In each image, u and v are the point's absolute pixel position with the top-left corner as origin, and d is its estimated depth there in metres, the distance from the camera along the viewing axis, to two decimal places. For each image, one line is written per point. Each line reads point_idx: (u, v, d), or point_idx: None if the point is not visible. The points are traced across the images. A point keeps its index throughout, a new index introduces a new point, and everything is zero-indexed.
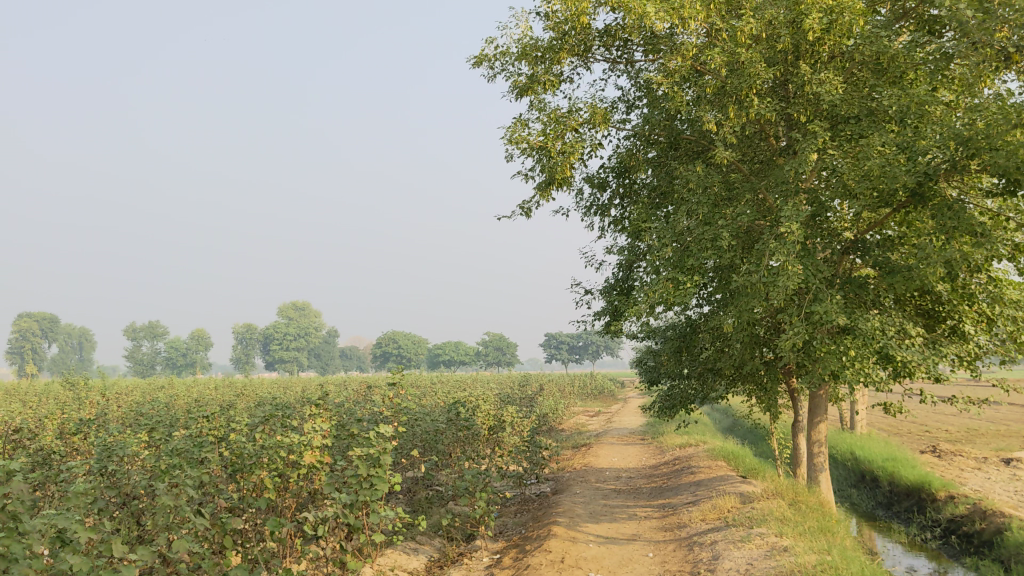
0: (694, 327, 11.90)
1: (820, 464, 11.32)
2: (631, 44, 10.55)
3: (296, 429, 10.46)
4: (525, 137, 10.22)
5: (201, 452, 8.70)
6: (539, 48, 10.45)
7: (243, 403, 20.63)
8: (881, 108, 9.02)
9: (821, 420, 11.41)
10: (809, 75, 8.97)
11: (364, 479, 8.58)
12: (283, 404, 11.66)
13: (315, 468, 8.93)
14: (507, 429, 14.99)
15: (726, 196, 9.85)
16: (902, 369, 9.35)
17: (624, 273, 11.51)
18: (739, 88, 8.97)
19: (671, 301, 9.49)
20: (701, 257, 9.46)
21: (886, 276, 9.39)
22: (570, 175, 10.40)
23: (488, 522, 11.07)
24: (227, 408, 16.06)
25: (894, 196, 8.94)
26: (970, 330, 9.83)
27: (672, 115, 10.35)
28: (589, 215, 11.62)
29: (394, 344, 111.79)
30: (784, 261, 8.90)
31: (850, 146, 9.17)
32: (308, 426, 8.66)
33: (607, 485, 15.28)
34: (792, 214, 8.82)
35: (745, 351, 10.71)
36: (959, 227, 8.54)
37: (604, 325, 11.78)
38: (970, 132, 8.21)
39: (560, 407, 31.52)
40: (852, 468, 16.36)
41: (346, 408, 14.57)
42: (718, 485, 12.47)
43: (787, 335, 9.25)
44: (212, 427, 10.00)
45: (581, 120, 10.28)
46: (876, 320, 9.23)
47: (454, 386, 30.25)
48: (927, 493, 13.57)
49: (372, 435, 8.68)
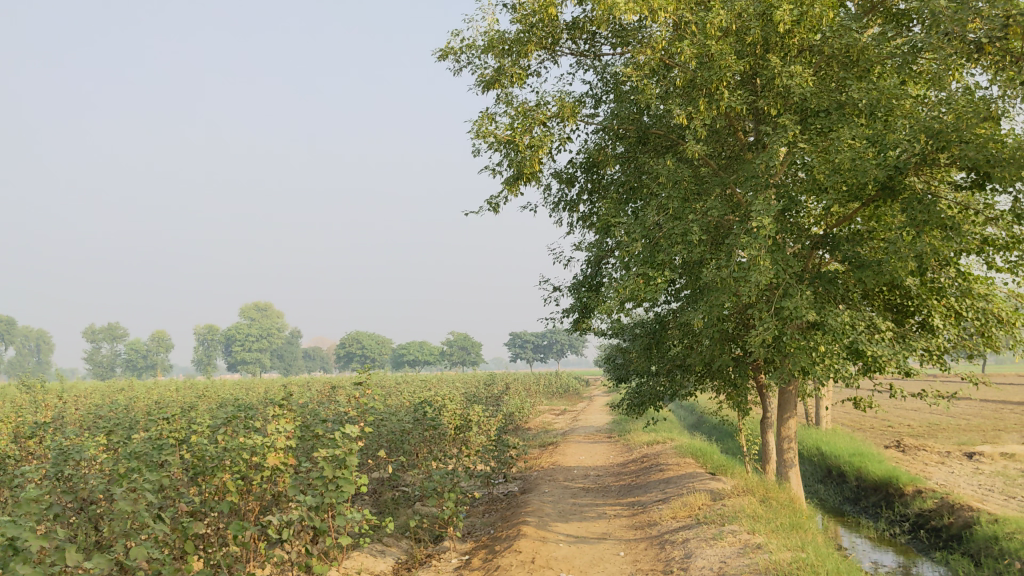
0: (663, 324, 11.81)
1: (789, 460, 11.27)
2: (598, 37, 10.43)
3: (258, 430, 10.21)
4: (492, 131, 10.05)
5: (162, 454, 8.43)
6: (506, 40, 10.32)
7: (207, 405, 20.28)
8: (850, 101, 9.00)
9: (791, 416, 11.37)
10: (779, 68, 8.85)
11: (330, 481, 8.38)
12: (245, 405, 11.38)
13: (280, 470, 8.71)
14: (474, 429, 14.81)
15: (696, 191, 9.76)
16: (872, 364, 9.31)
17: (592, 269, 11.38)
18: (709, 81, 8.87)
19: (641, 297, 9.39)
20: (670, 252, 9.36)
21: (856, 270, 9.28)
22: (538, 169, 10.26)
23: (456, 522, 10.90)
24: (188, 409, 15.73)
25: (864, 189, 8.91)
26: (938, 324, 9.84)
27: (641, 109, 10.25)
28: (557, 211, 11.50)
29: (358, 344, 110.97)
30: (755, 256, 8.81)
31: (820, 140, 9.10)
32: (271, 426, 8.43)
33: (576, 484, 15.17)
34: (764, 208, 8.73)
35: (714, 348, 10.63)
36: (929, 221, 8.54)
37: (572, 322, 11.65)
38: (941, 124, 8.25)
39: (527, 406, 31.37)
40: (819, 464, 16.40)
41: (310, 408, 14.30)
42: (687, 482, 12.40)
43: (757, 331, 9.16)
44: (172, 429, 9.71)
45: (549, 114, 10.14)
46: (846, 315, 9.17)
47: (419, 386, 29.97)
48: (894, 488, 13.61)
49: (337, 436, 8.45)
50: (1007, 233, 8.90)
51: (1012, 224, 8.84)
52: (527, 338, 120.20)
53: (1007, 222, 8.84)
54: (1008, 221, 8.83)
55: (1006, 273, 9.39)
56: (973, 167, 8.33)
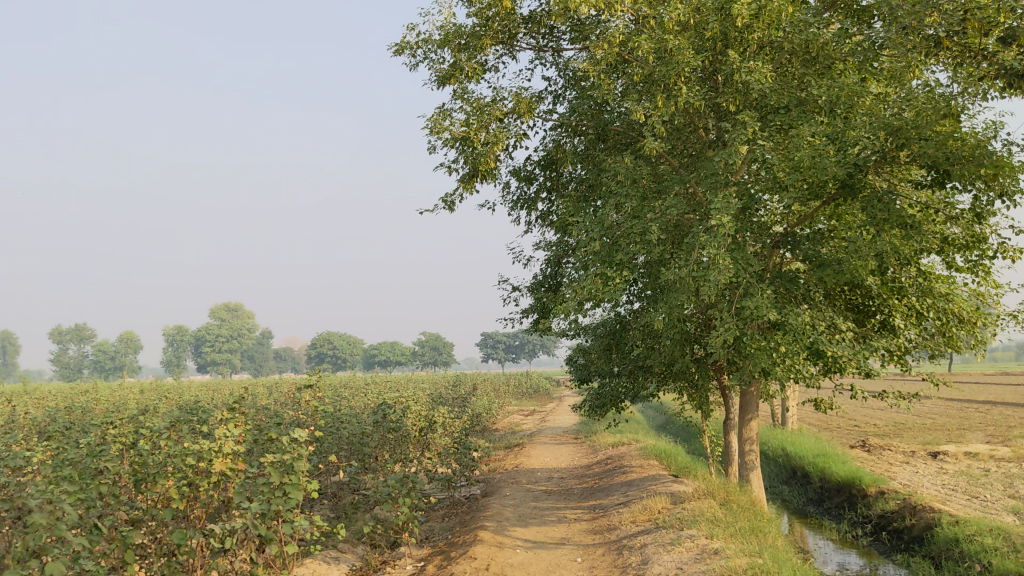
0: (624, 324, 11.64)
1: (751, 462, 11.12)
2: (557, 32, 10.22)
3: (207, 434, 9.90)
4: (447, 127, 9.81)
5: (101, 461, 8.12)
6: (462, 35, 10.10)
7: (165, 408, 19.87)
8: (810, 98, 8.84)
9: (753, 417, 11.21)
10: (737, 63, 8.67)
11: (277, 487, 8.06)
12: (196, 408, 11.06)
13: (226, 476, 8.42)
14: (435, 432, 14.57)
15: (655, 189, 9.57)
16: (833, 365, 9.17)
17: (551, 268, 11.18)
18: (667, 76, 8.68)
19: (599, 298, 9.18)
20: (629, 251, 9.17)
21: (816, 270, 9.14)
22: (495, 166, 10.05)
23: (412, 528, 10.65)
24: (142, 413, 15.34)
25: (824, 187, 8.78)
26: (900, 323, 9.74)
27: (600, 105, 10.07)
28: (516, 210, 11.27)
29: (329, 346, 110.13)
30: (714, 255, 8.63)
31: (780, 137, 8.95)
32: (219, 430, 8.09)
33: (539, 486, 14.97)
34: (723, 206, 8.55)
35: (675, 348, 10.45)
36: (889, 220, 8.42)
37: (532, 322, 11.45)
38: (900, 121, 8.13)
39: (495, 407, 31.17)
40: (784, 464, 16.29)
41: (268, 411, 13.99)
42: (649, 485, 12.22)
43: (717, 332, 8.98)
44: (116, 433, 9.39)
45: (506, 110, 9.92)
46: (807, 315, 9.02)
47: (386, 386, 29.74)
48: (857, 489, 13.52)
49: (286, 440, 8.08)
50: (967, 232, 8.81)
51: (972, 222, 8.74)
52: (499, 338, 120.00)
53: (967, 220, 8.74)
54: (968, 220, 8.73)
55: (967, 273, 9.30)
56: (933, 165, 8.22)
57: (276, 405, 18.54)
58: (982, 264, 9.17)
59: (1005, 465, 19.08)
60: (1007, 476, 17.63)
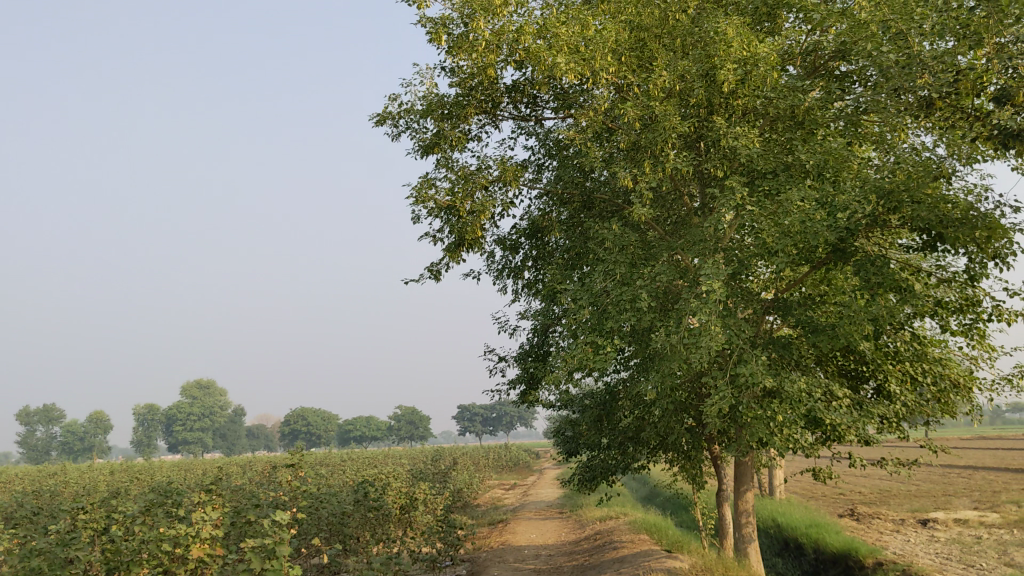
0: (614, 394, 11.39)
1: (747, 536, 10.79)
2: (539, 101, 10.18)
3: (183, 518, 9.51)
4: (431, 196, 9.65)
5: (72, 550, 7.72)
6: (445, 104, 10.04)
7: (137, 490, 19.26)
8: (798, 163, 8.78)
9: (748, 489, 10.92)
10: (724, 129, 8.57)
11: (258, 574, 7.65)
12: (172, 490, 10.64)
13: (203, 563, 8.03)
14: (419, 510, 14.13)
15: (644, 256, 9.41)
16: (831, 433, 8.94)
17: (538, 338, 10.95)
18: (654, 142, 8.58)
19: (589, 366, 8.94)
20: (619, 319, 8.97)
21: (810, 335, 8.90)
22: (480, 235, 9.90)
23: None
24: (115, 496, 14.81)
25: (814, 252, 8.67)
26: (896, 389, 9.55)
27: (585, 173, 9.98)
28: (501, 279, 11.11)
29: (303, 421, 108.51)
30: (706, 321, 8.44)
31: (768, 202, 8.74)
32: (196, 515, 7.73)
33: (527, 564, 14.51)
34: (713, 272, 8.38)
35: (667, 419, 10.19)
36: (883, 283, 8.29)
37: (519, 394, 11.17)
38: (891, 184, 8.16)
39: (476, 481, 30.58)
40: (775, 536, 15.94)
41: (246, 491, 13.54)
42: (642, 561, 11.85)
43: (712, 400, 8.71)
44: (88, 519, 8.98)
45: (491, 178, 9.80)
46: (802, 381, 8.79)
47: (365, 462, 29.18)
48: (854, 560, 13.20)
49: (267, 524, 7.70)
50: (961, 295, 8.71)
51: (965, 285, 8.64)
52: (476, 410, 118.91)
53: (961, 283, 8.64)
54: (961, 283, 8.62)
55: (961, 336, 9.18)
56: (925, 229, 8.16)
57: (252, 484, 18.01)
58: (976, 327, 9.06)
59: (996, 531, 18.81)
60: (1000, 543, 17.34)
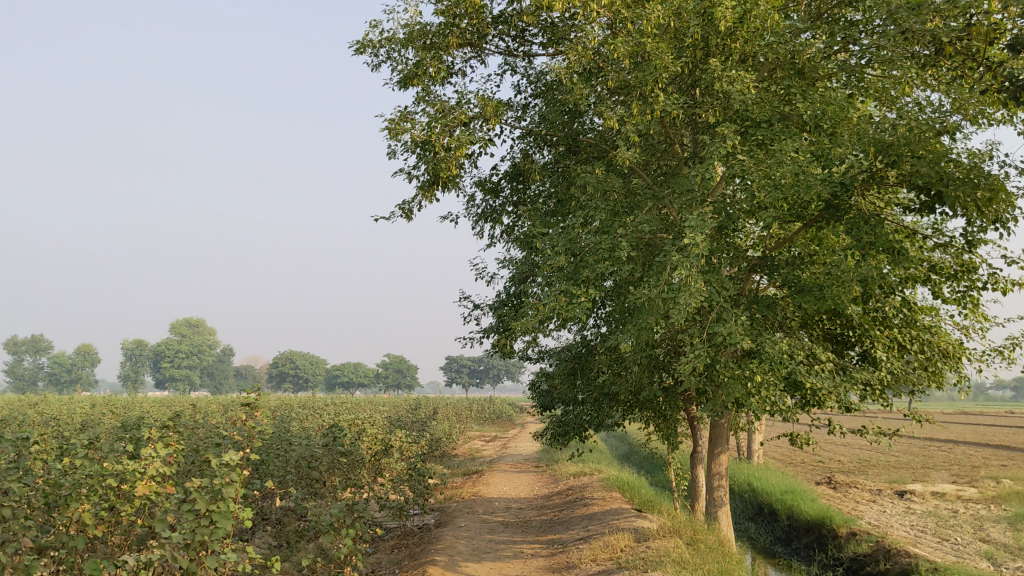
0: (590, 348, 10.98)
1: (719, 499, 10.47)
2: (527, 35, 9.65)
3: (136, 453, 9.10)
4: (407, 130, 9.13)
5: (11, 482, 7.29)
6: (428, 34, 9.52)
7: (107, 424, 18.79)
8: (794, 113, 8.30)
9: (722, 451, 10.55)
10: (718, 71, 8.02)
11: (205, 515, 7.21)
12: (129, 423, 10.21)
13: (150, 500, 7.64)
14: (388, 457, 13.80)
15: (627, 204, 8.93)
16: (811, 398, 8.55)
17: (514, 287, 10.51)
18: (644, 82, 8.06)
19: (563, 317, 8.50)
20: (597, 269, 8.51)
21: (795, 296, 8.46)
22: (457, 174, 9.38)
23: (356, 562, 9.91)
24: (80, 428, 14.40)
25: (807, 207, 8.24)
26: (881, 355, 9.17)
27: (572, 114, 9.47)
28: (479, 223, 10.65)
29: (291, 363, 108.42)
30: (686, 275, 7.97)
31: (760, 153, 8.26)
32: (143, 451, 7.30)
33: (496, 517, 14.27)
34: (697, 223, 7.92)
35: (642, 376, 9.80)
36: (876, 243, 7.84)
37: (492, 343, 10.76)
38: (892, 138, 7.69)
39: (455, 429, 30.52)
40: (750, 500, 15.67)
41: (212, 429, 13.16)
42: (611, 520, 11.55)
43: (687, 358, 8.23)
44: (37, 449, 8.57)
45: (471, 114, 9.29)
46: (783, 343, 8.34)
47: (344, 407, 28.79)
48: (828, 529, 12.94)
49: (216, 463, 7.28)
50: (957, 260, 8.31)
51: (962, 251, 8.22)
52: (463, 362, 118.90)
53: (958, 249, 8.22)
54: (958, 249, 8.19)
55: (954, 304, 8.79)
56: (924, 187, 7.74)
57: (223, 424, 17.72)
58: (970, 296, 8.68)
59: (973, 507, 18.59)
60: (976, 518, 17.16)
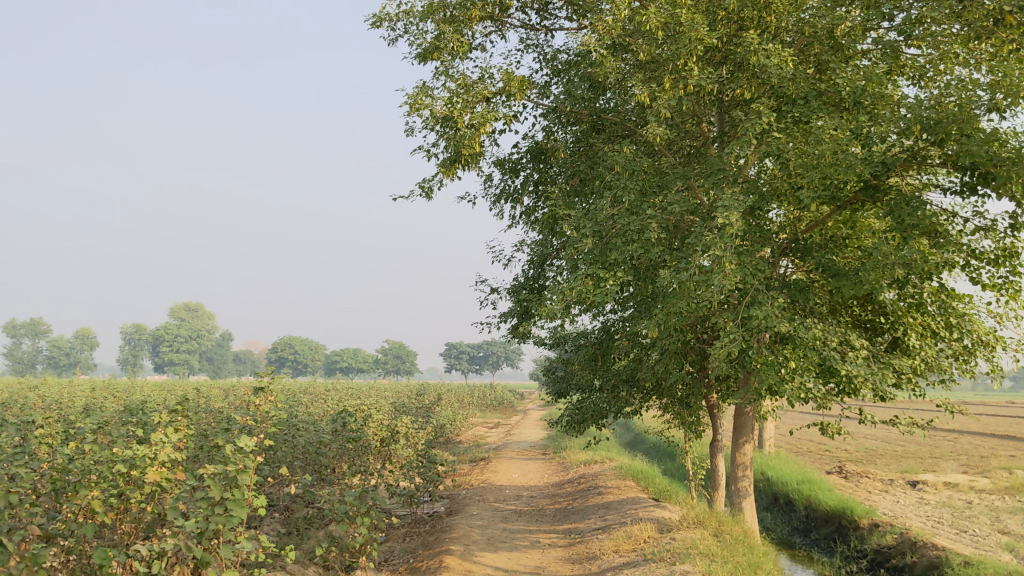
0: (611, 333, 10.71)
1: (743, 490, 10.22)
2: (551, 8, 9.34)
3: (145, 438, 8.79)
4: (428, 105, 8.80)
5: (17, 467, 6.97)
6: (448, 6, 9.20)
7: (108, 408, 18.45)
8: (832, 89, 8.01)
9: (746, 441, 10.28)
10: (755, 44, 7.65)
11: (218, 503, 6.90)
12: (138, 406, 9.91)
13: (162, 487, 7.34)
14: (398, 444, 13.51)
15: (655, 184, 8.62)
16: (846, 386, 8.25)
17: (534, 270, 10.21)
18: (677, 55, 7.75)
19: (589, 301, 8.17)
20: (624, 251, 8.19)
21: (831, 280, 8.14)
22: (478, 151, 9.05)
23: (370, 550, 9.63)
24: (84, 412, 14.09)
25: (844, 187, 7.98)
26: (915, 343, 8.86)
27: (597, 91, 9.18)
28: (498, 204, 10.36)
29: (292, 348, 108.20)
30: (720, 257, 7.67)
31: (796, 131, 7.95)
32: (155, 435, 6.99)
33: (508, 505, 14.00)
34: (732, 203, 7.62)
35: (667, 362, 9.51)
36: (919, 226, 7.50)
37: (510, 328, 10.46)
38: (937, 115, 7.39)
39: (459, 416, 30.28)
40: (764, 490, 15.43)
41: (220, 414, 12.86)
42: (629, 509, 11.28)
43: (720, 343, 7.94)
44: (43, 434, 8.27)
45: (494, 90, 8.97)
46: (818, 328, 8.04)
47: (347, 393, 28.54)
48: (848, 520, 12.69)
49: (230, 449, 6.98)
50: (998, 244, 8.01)
51: (1004, 235, 7.90)
52: (463, 348, 118.66)
53: (999, 233, 7.91)
54: (1000, 233, 7.87)
55: (992, 290, 8.50)
56: (969, 168, 7.45)
57: (228, 409, 17.44)
58: (1009, 282, 8.38)
59: (987, 497, 18.36)
60: (992, 509, 16.93)
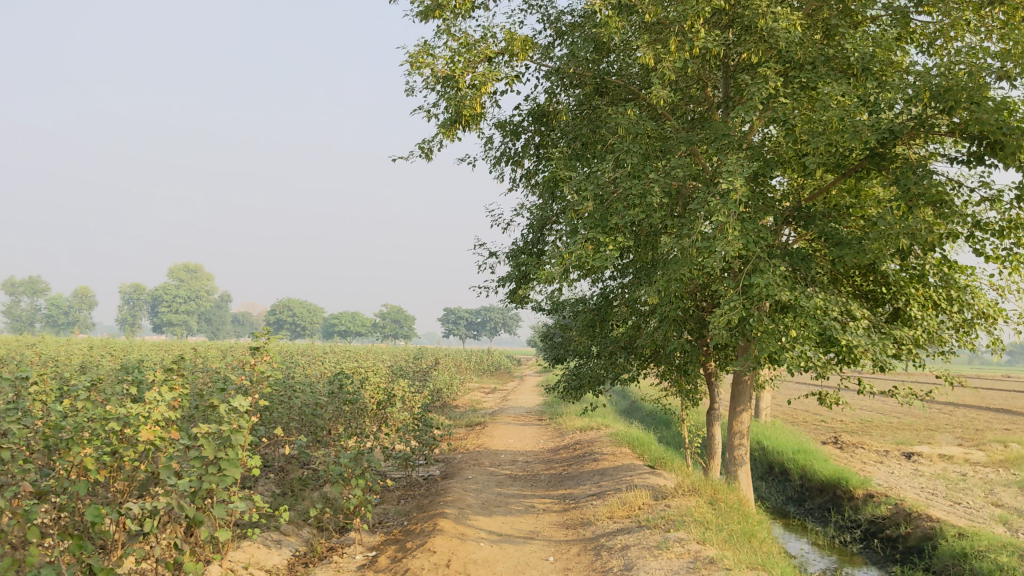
0: (610, 299, 10.64)
1: (739, 458, 10.20)
2: None
3: (139, 397, 8.73)
4: (429, 65, 8.65)
5: (10, 423, 6.91)
6: None
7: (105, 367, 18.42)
8: (840, 55, 7.87)
9: (744, 409, 10.23)
10: (764, 7, 7.49)
11: (212, 462, 6.85)
12: (133, 365, 9.85)
13: (155, 446, 7.29)
14: (395, 407, 13.49)
15: (658, 148, 8.50)
16: (846, 356, 8.18)
17: (534, 234, 10.11)
18: (684, 17, 7.59)
19: (588, 266, 8.05)
20: (625, 216, 8.08)
21: (834, 249, 8.04)
22: (479, 112, 8.91)
23: (365, 512, 9.62)
24: (79, 370, 14.06)
25: (849, 154, 7.89)
26: (916, 314, 8.79)
27: (601, 53, 9.03)
28: (498, 167, 10.24)
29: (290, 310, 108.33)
30: (722, 223, 7.56)
31: (802, 97, 7.83)
32: (148, 394, 6.93)
33: (503, 470, 14.01)
34: (736, 168, 7.49)
35: (666, 329, 9.44)
36: (923, 195, 7.38)
37: (509, 292, 10.37)
38: (946, 83, 7.24)
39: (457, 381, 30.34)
40: (760, 458, 15.44)
41: (216, 375, 12.82)
42: (624, 475, 11.27)
43: (720, 310, 7.86)
44: (36, 391, 8.20)
45: (496, 50, 8.81)
46: (819, 298, 7.96)
47: (344, 356, 28.54)
48: (843, 490, 12.70)
49: (224, 409, 6.92)
50: (1004, 215, 7.89)
51: (1010, 206, 7.79)
52: (462, 314, 118.78)
53: (1005, 204, 7.80)
54: (1006, 204, 7.76)
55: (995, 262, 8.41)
56: (977, 137, 7.32)
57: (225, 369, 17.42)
58: (1013, 254, 8.29)
59: (981, 470, 18.40)
60: (986, 482, 16.97)
